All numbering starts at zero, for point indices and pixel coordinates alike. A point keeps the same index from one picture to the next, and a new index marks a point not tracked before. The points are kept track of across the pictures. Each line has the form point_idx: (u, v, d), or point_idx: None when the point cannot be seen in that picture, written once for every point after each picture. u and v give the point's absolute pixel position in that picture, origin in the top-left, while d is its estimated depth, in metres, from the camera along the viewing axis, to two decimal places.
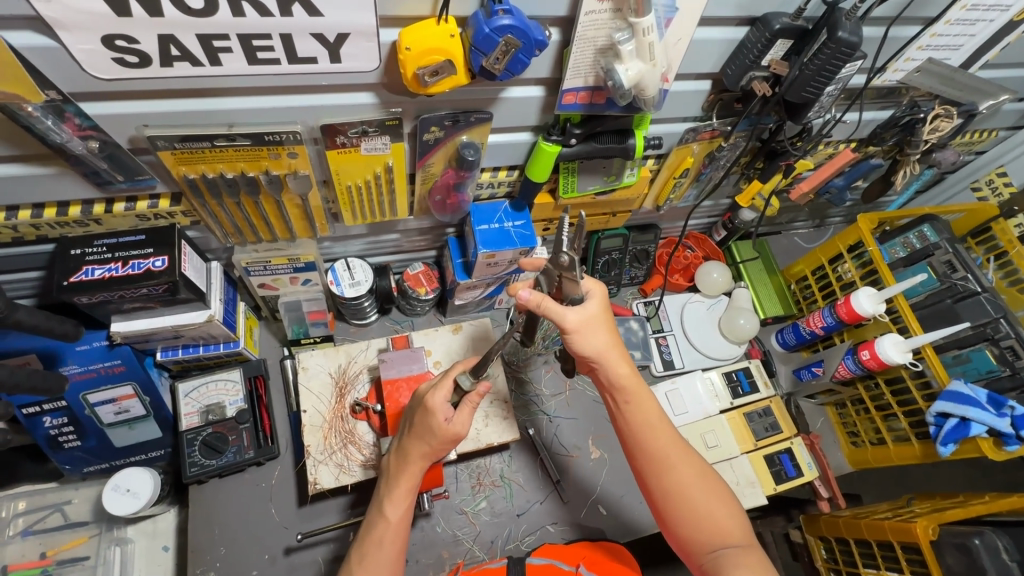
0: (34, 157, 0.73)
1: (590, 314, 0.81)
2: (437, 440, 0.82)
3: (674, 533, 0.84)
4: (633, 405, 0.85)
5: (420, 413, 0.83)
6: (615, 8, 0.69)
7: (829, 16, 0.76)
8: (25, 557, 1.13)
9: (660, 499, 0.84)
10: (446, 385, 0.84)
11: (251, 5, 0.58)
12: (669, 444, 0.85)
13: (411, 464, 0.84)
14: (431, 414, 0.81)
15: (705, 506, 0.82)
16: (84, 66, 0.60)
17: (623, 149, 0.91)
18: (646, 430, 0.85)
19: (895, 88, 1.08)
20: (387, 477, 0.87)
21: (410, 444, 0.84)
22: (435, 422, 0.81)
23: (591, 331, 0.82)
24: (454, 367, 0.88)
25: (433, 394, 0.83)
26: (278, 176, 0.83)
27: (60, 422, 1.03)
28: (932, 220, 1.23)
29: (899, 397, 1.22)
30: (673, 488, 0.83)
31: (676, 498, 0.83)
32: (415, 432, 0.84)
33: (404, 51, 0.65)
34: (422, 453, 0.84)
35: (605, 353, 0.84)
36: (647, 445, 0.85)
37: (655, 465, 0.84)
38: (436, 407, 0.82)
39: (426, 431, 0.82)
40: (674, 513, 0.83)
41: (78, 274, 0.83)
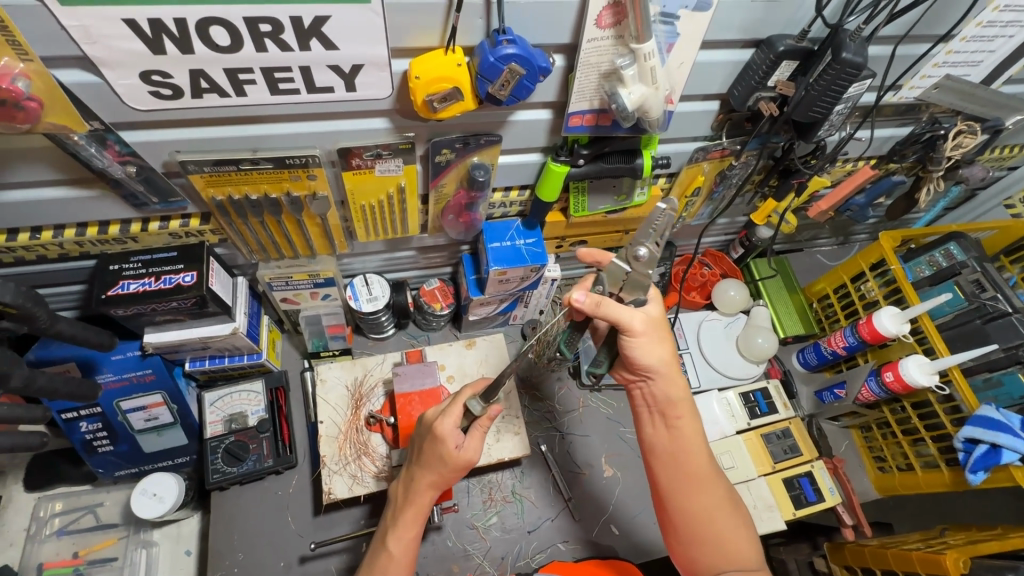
0: (79, 181, 0.79)
1: (653, 319, 0.78)
2: (448, 467, 0.83)
3: (687, 554, 0.84)
4: (678, 422, 0.83)
5: (429, 441, 0.84)
6: (616, 34, 0.71)
7: (833, 36, 0.76)
8: (59, 555, 1.19)
9: (680, 517, 0.84)
10: (455, 411, 0.84)
11: (273, 41, 0.63)
12: (705, 467, 0.83)
13: (420, 496, 0.87)
14: (442, 442, 0.82)
15: (726, 530, 0.83)
16: (123, 99, 0.66)
17: (631, 169, 0.93)
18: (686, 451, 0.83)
19: (914, 105, 1.06)
20: (395, 506, 0.90)
21: (421, 475, 0.86)
22: (446, 450, 0.82)
23: (653, 338, 0.78)
24: (463, 391, 0.88)
25: (443, 421, 0.83)
26: (299, 197, 0.88)
27: (95, 427, 1.09)
28: (959, 238, 1.19)
29: (926, 422, 1.18)
30: (699, 510, 0.83)
31: (699, 518, 0.83)
32: (425, 463, 0.85)
33: (413, 79, 0.69)
34: (433, 482, 0.85)
35: (664, 364, 0.80)
36: (684, 464, 0.83)
37: (684, 485, 0.83)
38: (447, 435, 0.82)
39: (435, 459, 0.83)
40: (691, 532, 0.83)
41: (115, 287, 0.89)
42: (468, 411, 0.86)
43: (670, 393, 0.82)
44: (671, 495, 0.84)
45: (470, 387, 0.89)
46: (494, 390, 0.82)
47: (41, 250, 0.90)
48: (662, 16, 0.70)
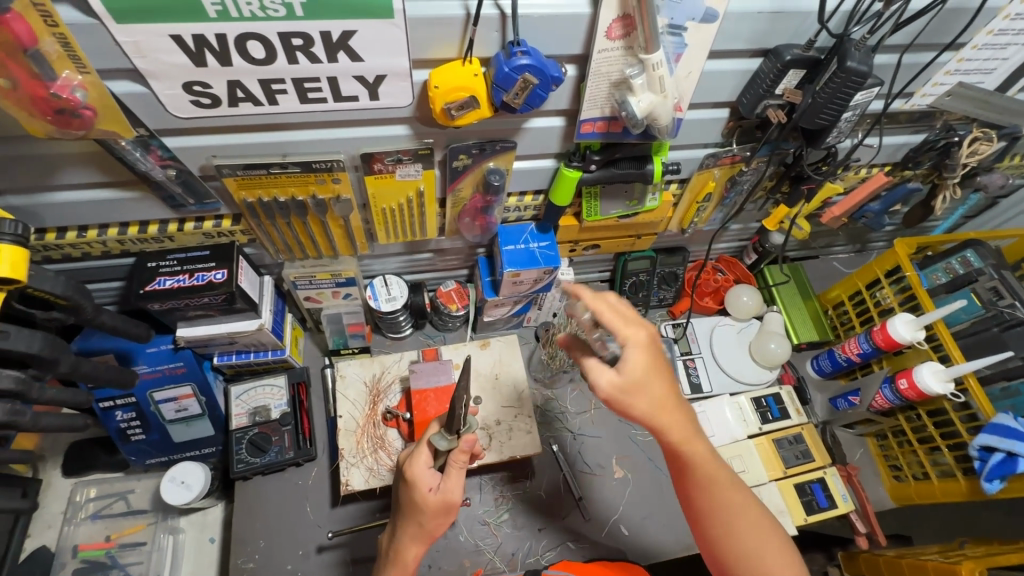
0: (123, 183, 0.85)
1: (632, 376, 0.76)
2: (425, 512, 0.85)
3: (727, 569, 0.81)
4: (687, 443, 0.80)
5: (404, 488, 0.87)
6: (626, 45, 0.74)
7: (838, 46, 0.79)
8: (93, 538, 1.25)
9: (716, 530, 0.81)
10: (421, 454, 0.87)
11: (304, 54, 0.68)
12: (727, 480, 0.81)
13: (403, 555, 0.87)
14: (415, 486, 0.85)
15: (768, 546, 0.78)
16: (167, 107, 0.72)
17: (642, 174, 0.95)
18: (704, 465, 0.80)
19: (927, 112, 1.06)
20: (385, 558, 0.91)
21: (399, 529, 0.88)
22: (420, 498, 0.84)
23: (637, 387, 0.76)
24: (431, 430, 0.91)
25: (409, 466, 0.87)
26: (323, 200, 0.93)
27: (129, 416, 1.16)
28: (976, 245, 1.19)
29: (943, 430, 1.17)
30: (733, 522, 0.80)
31: (736, 531, 0.80)
32: (403, 516, 0.88)
33: (433, 89, 0.74)
34: (415, 533, 0.87)
35: (657, 401, 0.77)
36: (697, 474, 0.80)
37: (711, 498, 0.80)
38: (415, 479, 0.85)
39: (413, 507, 0.86)
40: (727, 545, 0.80)
41: (152, 283, 0.95)
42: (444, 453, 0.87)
43: (673, 420, 0.78)
44: (703, 509, 0.82)
45: (436, 425, 0.91)
46: (451, 423, 0.83)
47: (86, 248, 0.96)
48: (670, 28, 0.73)
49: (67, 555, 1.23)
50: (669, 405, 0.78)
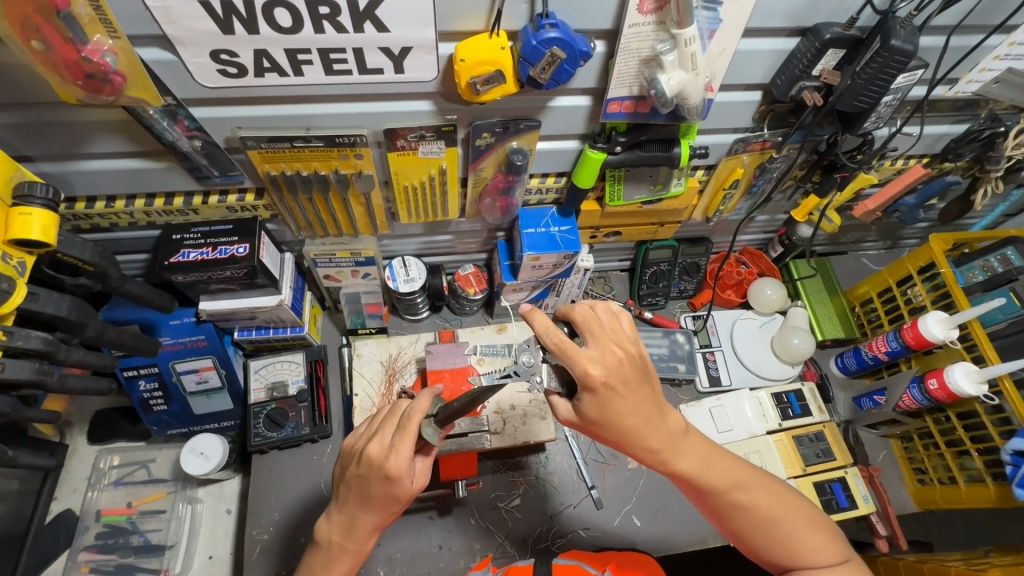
0: (151, 153, 0.86)
1: (596, 415, 0.75)
2: (399, 503, 0.79)
3: (762, 553, 0.83)
4: (675, 455, 0.79)
5: (381, 482, 0.77)
6: (658, 20, 0.72)
7: (882, 23, 0.76)
8: (115, 504, 1.28)
9: (744, 527, 0.82)
10: (409, 447, 0.76)
11: (330, 23, 0.68)
12: (726, 479, 0.81)
13: (359, 544, 0.82)
14: (398, 481, 0.76)
15: (797, 531, 0.81)
16: (194, 76, 0.72)
17: (668, 157, 0.93)
18: (699, 472, 0.80)
19: (972, 100, 1.01)
20: (320, 547, 0.84)
21: (363, 520, 0.80)
22: (400, 490, 0.77)
23: (602, 423, 0.75)
24: (412, 410, 0.78)
25: (396, 461, 0.76)
26: (345, 175, 0.93)
27: (152, 386, 1.18)
28: (1017, 243, 1.13)
29: (973, 433, 1.13)
30: (753, 519, 0.81)
31: (761, 526, 0.81)
32: (368, 505, 0.79)
33: (459, 61, 0.72)
34: (374, 521, 0.81)
35: (634, 421, 0.75)
36: (697, 484, 0.80)
37: (721, 501, 0.81)
38: (403, 473, 0.76)
39: (389, 499, 0.78)
40: (757, 539, 0.82)
41: (177, 255, 0.96)
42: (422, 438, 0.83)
43: (654, 440, 0.77)
44: (720, 511, 0.82)
45: (421, 408, 0.78)
46: (453, 415, 0.78)
47: (114, 218, 0.98)
48: (705, 2, 0.70)
49: (90, 519, 1.27)
50: (646, 424, 0.76)
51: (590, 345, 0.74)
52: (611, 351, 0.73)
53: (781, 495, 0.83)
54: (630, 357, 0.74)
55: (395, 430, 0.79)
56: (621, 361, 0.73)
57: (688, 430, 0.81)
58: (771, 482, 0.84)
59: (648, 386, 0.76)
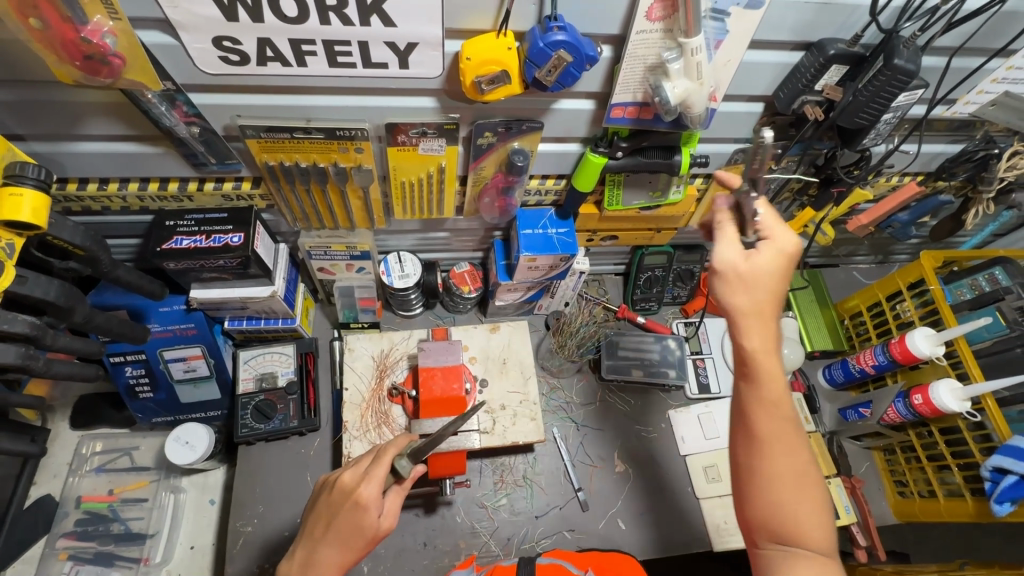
0: (147, 138, 0.85)
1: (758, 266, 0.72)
2: (364, 540, 0.77)
3: (752, 493, 0.73)
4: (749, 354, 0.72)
5: (347, 510, 0.77)
6: (665, 28, 0.72)
7: (886, 43, 0.76)
8: (96, 490, 1.27)
9: (763, 463, 0.72)
10: (380, 474, 0.78)
11: (337, 15, 0.67)
12: (780, 418, 0.72)
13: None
14: (364, 509, 0.76)
15: (811, 506, 0.70)
16: (194, 61, 0.71)
17: (669, 165, 0.94)
18: (765, 381, 0.72)
19: (968, 120, 1.03)
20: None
21: (322, 555, 0.77)
22: (367, 521, 0.76)
23: (756, 290, 0.72)
24: (387, 447, 0.83)
25: (367, 486, 0.77)
26: (345, 169, 0.92)
27: (138, 372, 1.16)
28: (1005, 262, 1.15)
29: (955, 448, 1.15)
30: (785, 465, 0.71)
31: (784, 475, 0.71)
32: (331, 538, 0.77)
33: (464, 60, 0.72)
34: (334, 559, 0.77)
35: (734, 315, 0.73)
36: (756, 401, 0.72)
37: (763, 419, 0.72)
38: (372, 501, 0.77)
39: (353, 530, 0.76)
40: (767, 483, 0.71)
41: (169, 241, 0.95)
42: (395, 474, 0.82)
43: (780, 335, 0.72)
44: (751, 428, 0.73)
45: (396, 443, 0.82)
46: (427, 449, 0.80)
47: (106, 202, 0.96)
48: (712, 12, 0.70)
49: (70, 506, 1.26)
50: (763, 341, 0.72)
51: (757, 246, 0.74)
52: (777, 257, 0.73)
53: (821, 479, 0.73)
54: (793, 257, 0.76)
55: (371, 461, 0.82)
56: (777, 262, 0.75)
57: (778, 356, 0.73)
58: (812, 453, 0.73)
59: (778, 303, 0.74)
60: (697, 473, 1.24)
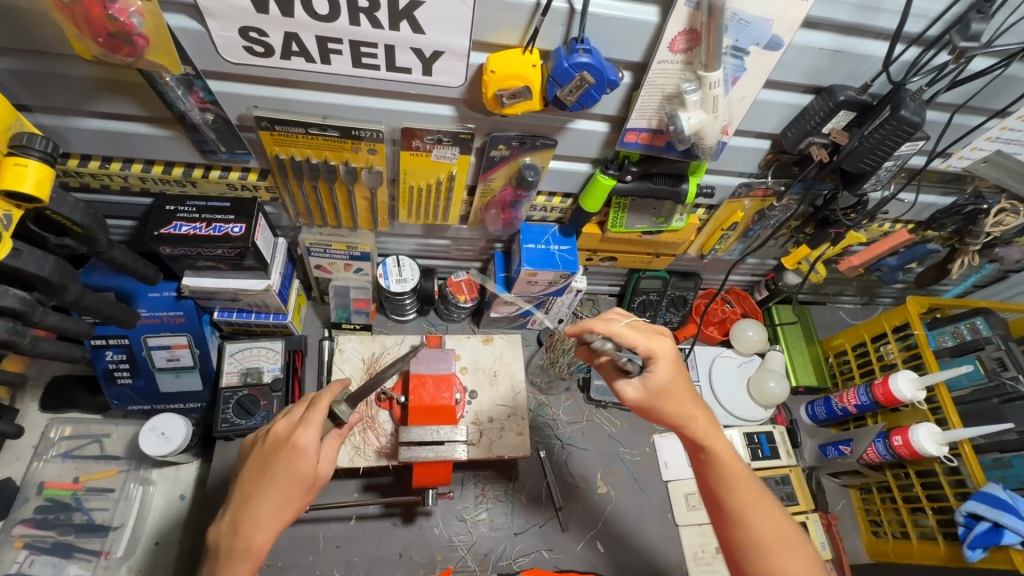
0: (159, 121, 0.84)
1: (655, 389, 0.81)
2: (302, 486, 0.79)
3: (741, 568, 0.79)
4: (700, 429, 0.81)
5: (282, 453, 0.79)
6: (686, 60, 0.74)
7: (893, 94, 0.80)
8: (60, 477, 1.22)
9: (747, 534, 0.78)
10: (316, 419, 0.80)
11: (367, 17, 0.68)
12: (742, 478, 0.80)
13: (256, 544, 0.76)
14: (300, 453, 0.78)
15: (792, 557, 0.77)
16: (219, 50, 0.71)
17: (676, 192, 0.95)
18: (719, 461, 0.80)
19: (960, 175, 1.07)
20: (215, 554, 0.78)
21: (260, 512, 0.77)
22: (304, 465, 0.78)
23: (658, 401, 0.81)
24: (320, 394, 0.83)
25: (307, 432, 0.78)
26: (355, 168, 0.92)
27: (119, 357, 1.13)
28: (987, 314, 1.20)
29: (930, 492, 1.17)
30: (761, 531, 0.78)
31: (766, 542, 0.77)
32: (267, 488, 0.78)
33: (489, 72, 0.73)
34: (269, 510, 0.77)
35: (680, 400, 0.81)
36: (716, 471, 0.80)
37: (730, 496, 0.79)
38: (309, 445, 0.78)
39: (286, 473, 0.78)
40: (752, 553, 0.78)
41: (168, 227, 0.94)
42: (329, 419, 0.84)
43: (698, 423, 0.81)
44: (724, 510, 0.80)
45: (332, 392, 0.83)
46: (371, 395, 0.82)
47: (106, 180, 0.95)
48: (733, 50, 0.73)
49: (31, 491, 1.20)
50: (696, 415, 0.81)
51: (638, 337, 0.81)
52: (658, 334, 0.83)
53: (792, 524, 0.80)
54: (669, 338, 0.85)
55: (305, 409, 0.83)
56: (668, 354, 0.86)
57: (717, 435, 0.82)
58: (776, 502, 0.81)
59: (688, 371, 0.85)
60: (678, 501, 1.25)
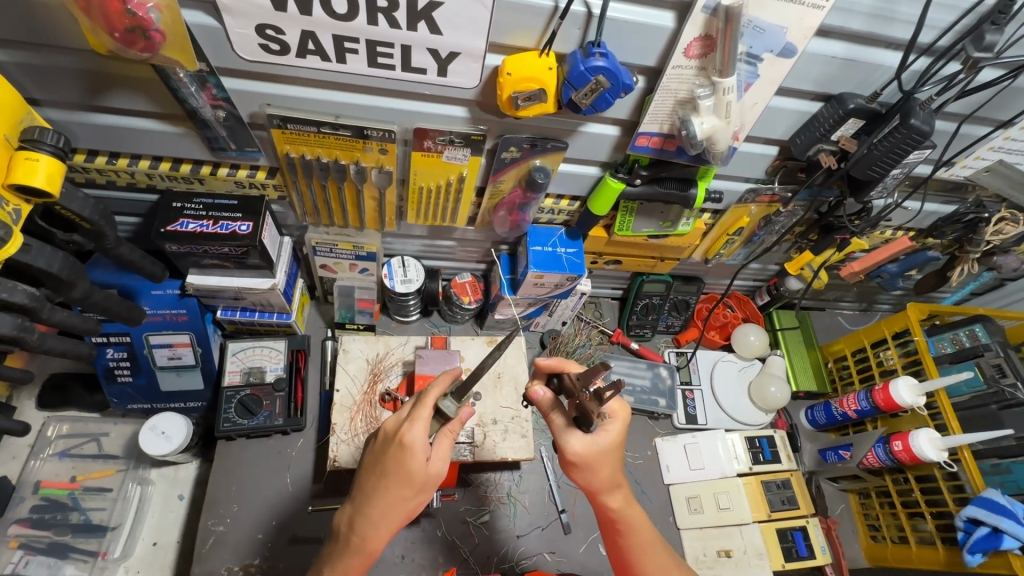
0: (169, 117, 0.83)
1: (603, 447, 0.81)
2: (413, 487, 0.75)
3: None
4: (613, 500, 0.85)
5: (394, 452, 0.75)
6: (701, 66, 0.75)
7: (903, 103, 0.80)
8: (57, 476, 1.20)
9: None
10: (424, 416, 0.76)
11: (386, 16, 0.68)
12: (649, 550, 0.86)
13: (371, 542, 0.77)
14: (409, 453, 0.74)
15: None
16: (234, 46, 0.70)
17: (684, 197, 0.96)
18: (627, 531, 0.86)
19: (962, 184, 1.08)
20: (338, 541, 0.80)
21: (374, 511, 0.76)
22: (414, 465, 0.74)
23: (599, 461, 0.81)
24: (429, 387, 0.79)
25: (413, 429, 0.74)
26: (365, 168, 0.92)
27: (120, 355, 1.12)
28: (985, 321, 1.21)
29: (929, 497, 1.18)
30: None
31: None
32: (381, 487, 0.76)
33: (505, 74, 0.73)
34: (391, 506, 0.76)
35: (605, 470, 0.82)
36: (624, 537, 0.86)
37: (637, 559, 0.86)
38: (417, 445, 0.74)
39: (401, 475, 0.75)
40: None
41: (175, 224, 0.93)
42: (437, 416, 0.78)
43: (616, 497, 0.85)
44: (627, 567, 0.87)
45: (438, 385, 0.79)
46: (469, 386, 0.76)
47: (112, 176, 0.94)
48: (747, 56, 0.73)
49: (27, 491, 1.18)
50: (612, 486, 0.84)
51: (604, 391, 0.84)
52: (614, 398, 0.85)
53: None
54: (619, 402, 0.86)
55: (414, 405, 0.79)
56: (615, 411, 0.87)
57: (633, 504, 0.86)
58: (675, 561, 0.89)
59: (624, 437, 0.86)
60: (680, 505, 1.26)
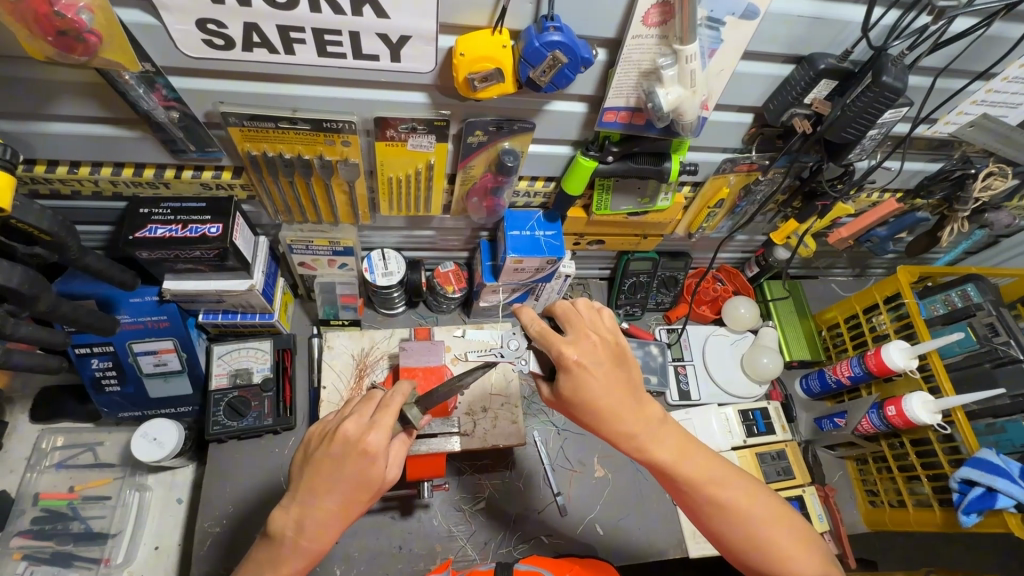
0: (124, 121, 0.81)
1: (574, 396, 0.77)
2: (370, 491, 0.76)
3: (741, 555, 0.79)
4: (650, 442, 0.79)
5: (354, 458, 0.75)
6: (661, 34, 0.72)
7: (875, 60, 0.78)
8: (56, 487, 1.22)
9: (722, 520, 0.78)
10: (389, 423, 0.76)
11: (327, 3, 0.65)
12: (701, 474, 0.79)
13: (319, 541, 0.76)
14: (374, 462, 0.75)
15: (765, 526, 0.78)
16: (176, 44, 0.68)
17: (658, 171, 0.93)
18: (673, 463, 0.79)
19: (947, 141, 1.05)
20: (274, 541, 0.77)
21: (327, 511, 0.76)
22: (376, 472, 0.76)
23: (585, 404, 0.77)
24: (392, 393, 0.80)
25: (377, 437, 0.75)
26: (330, 162, 0.90)
27: (105, 365, 1.12)
28: (977, 280, 1.17)
29: (924, 460, 1.18)
30: (740, 523, 0.78)
31: (744, 531, 0.77)
32: (336, 489, 0.75)
33: (458, 56, 0.71)
34: (339, 507, 0.76)
35: (607, 405, 0.77)
36: (678, 476, 0.79)
37: (706, 494, 0.78)
38: (381, 452, 0.75)
39: (361, 480, 0.75)
40: (736, 540, 0.78)
41: (143, 230, 0.92)
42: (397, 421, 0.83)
43: (632, 426, 0.78)
44: (696, 508, 0.80)
45: (403, 392, 0.80)
46: (433, 401, 0.87)
47: (77, 185, 0.93)
48: (708, 21, 0.70)
49: (26, 503, 1.19)
50: (622, 417, 0.78)
51: (568, 331, 0.81)
52: (586, 337, 0.79)
53: (762, 498, 0.80)
54: (602, 341, 0.80)
55: (375, 409, 0.79)
56: (594, 346, 0.79)
57: (663, 427, 0.80)
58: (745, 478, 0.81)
59: (624, 371, 0.79)
60: None
